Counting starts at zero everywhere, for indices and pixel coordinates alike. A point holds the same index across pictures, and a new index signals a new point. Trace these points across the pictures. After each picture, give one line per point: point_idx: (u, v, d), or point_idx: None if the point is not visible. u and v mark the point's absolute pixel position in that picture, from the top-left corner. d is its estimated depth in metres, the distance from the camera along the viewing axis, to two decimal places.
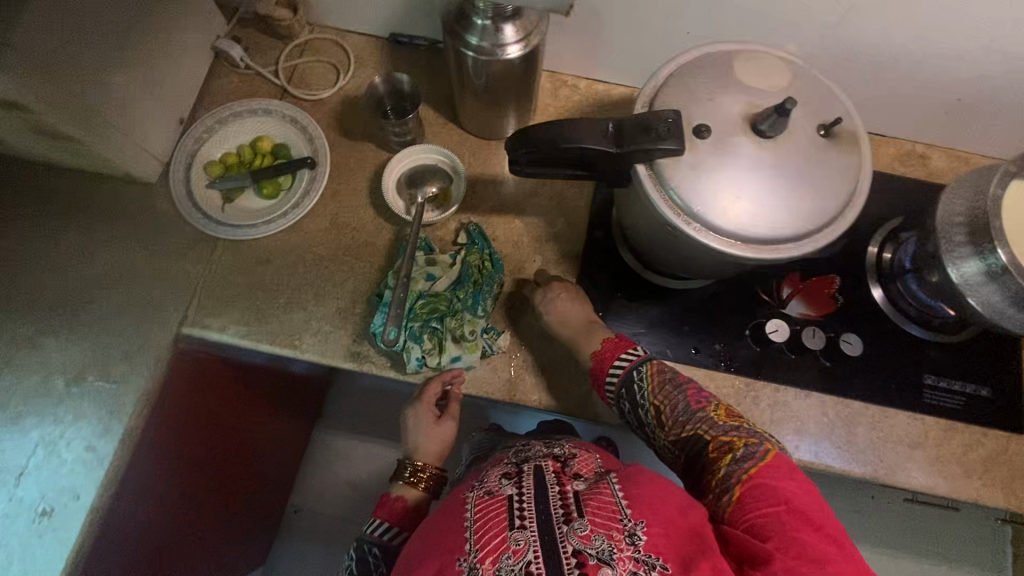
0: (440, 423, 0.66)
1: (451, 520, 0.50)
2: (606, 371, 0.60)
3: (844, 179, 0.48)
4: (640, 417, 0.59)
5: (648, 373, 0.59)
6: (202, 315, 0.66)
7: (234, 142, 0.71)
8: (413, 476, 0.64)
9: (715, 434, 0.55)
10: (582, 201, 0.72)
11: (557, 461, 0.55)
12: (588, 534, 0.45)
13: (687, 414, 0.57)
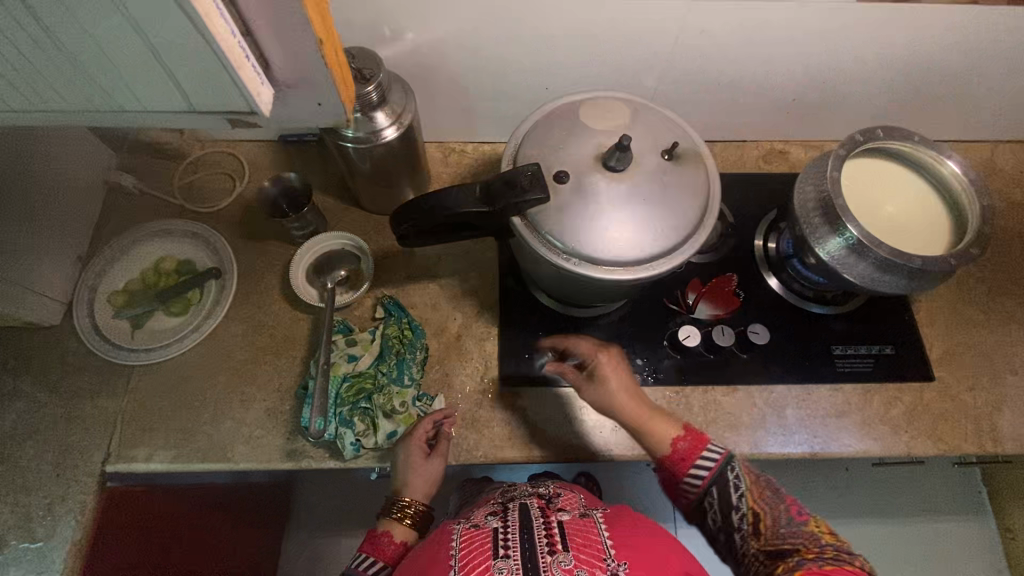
0: (428, 461, 0.62)
1: (434, 551, 0.50)
2: (688, 467, 0.58)
3: (696, 194, 0.53)
4: (731, 523, 0.54)
5: (744, 471, 0.57)
6: (126, 448, 0.64)
7: (135, 266, 0.71)
8: (400, 512, 0.61)
9: (802, 541, 0.49)
10: (490, 254, 0.76)
11: (542, 500, 0.55)
12: (572, 567, 0.45)
13: (789, 527, 0.51)
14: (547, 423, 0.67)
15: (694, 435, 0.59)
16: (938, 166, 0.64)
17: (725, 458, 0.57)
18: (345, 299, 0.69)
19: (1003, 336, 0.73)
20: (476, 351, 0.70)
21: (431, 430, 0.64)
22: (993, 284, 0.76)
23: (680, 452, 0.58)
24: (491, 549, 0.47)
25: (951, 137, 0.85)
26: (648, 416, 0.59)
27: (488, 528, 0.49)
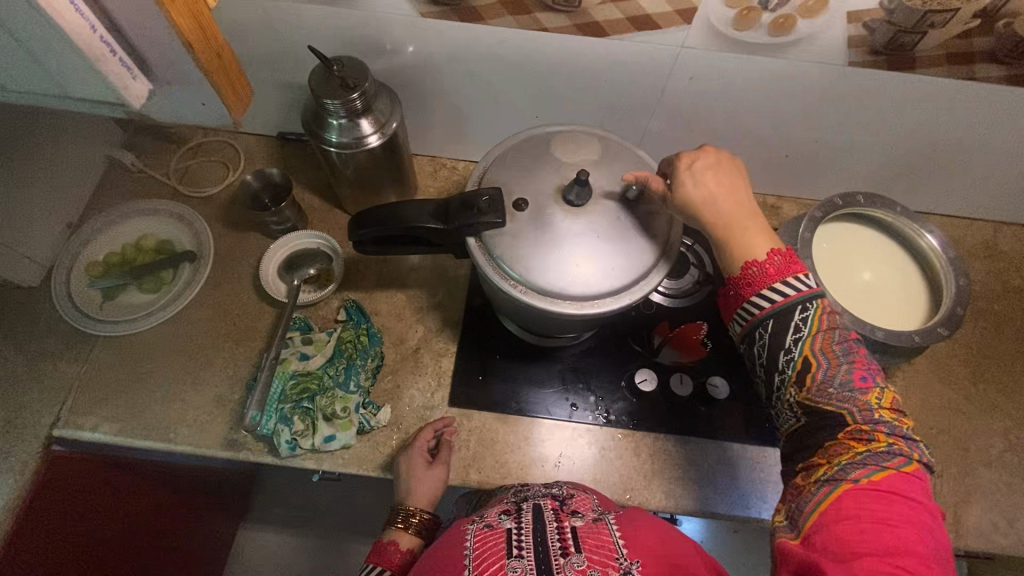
0: (431, 468, 0.62)
1: (448, 549, 0.48)
2: (756, 291, 0.50)
3: (654, 239, 0.53)
4: (779, 367, 0.49)
5: (817, 309, 0.48)
6: (76, 415, 0.65)
7: (118, 240, 0.74)
8: (404, 521, 0.59)
9: (849, 407, 0.46)
10: (462, 270, 0.76)
11: (555, 501, 0.54)
12: (585, 568, 0.43)
13: (844, 385, 0.47)
14: (490, 448, 0.66)
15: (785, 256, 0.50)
16: (917, 240, 0.63)
17: (804, 293, 0.48)
18: (309, 298, 0.70)
19: (980, 423, 0.70)
20: (431, 365, 0.70)
21: (431, 439, 0.65)
22: (976, 368, 0.73)
23: (751, 276, 0.50)
24: (506, 548, 0.45)
25: (948, 211, 0.83)
26: (731, 224, 0.52)
27: (503, 529, 0.47)
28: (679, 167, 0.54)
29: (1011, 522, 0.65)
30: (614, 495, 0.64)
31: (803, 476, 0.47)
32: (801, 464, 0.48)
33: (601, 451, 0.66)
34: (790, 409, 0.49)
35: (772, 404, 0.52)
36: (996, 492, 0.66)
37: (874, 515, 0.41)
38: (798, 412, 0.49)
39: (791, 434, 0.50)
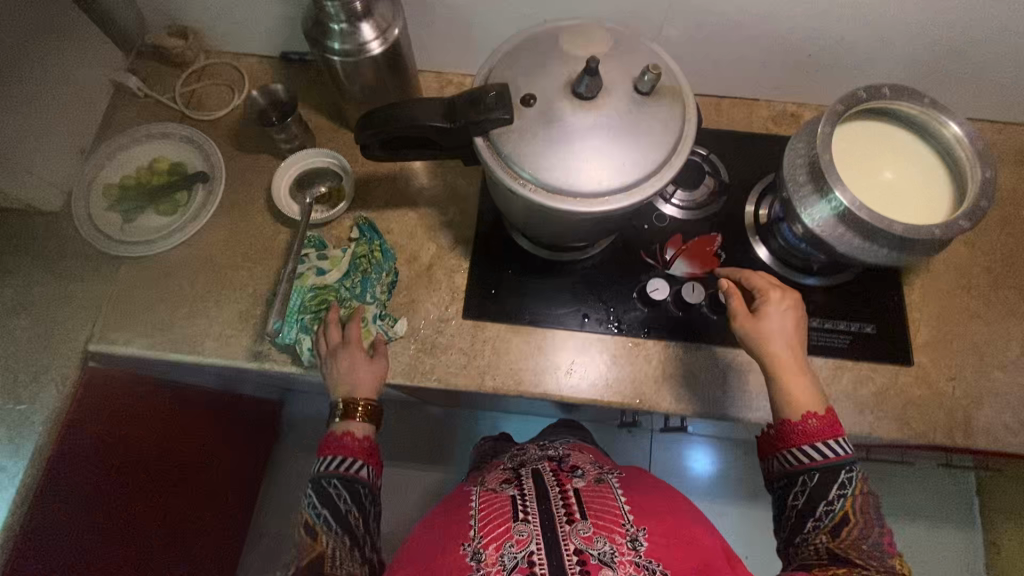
0: (372, 362, 0.63)
1: (458, 513, 0.62)
2: (808, 441, 0.55)
3: (667, 133, 0.51)
4: (820, 513, 0.54)
5: (857, 488, 0.54)
6: (109, 332, 0.68)
7: (132, 165, 0.74)
8: (347, 411, 0.62)
9: (876, 565, 0.52)
10: (472, 187, 0.75)
11: (553, 462, 0.69)
12: (590, 536, 0.55)
13: (870, 542, 0.54)
14: (504, 357, 0.68)
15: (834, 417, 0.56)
16: (940, 129, 0.60)
17: (844, 458, 0.54)
18: (322, 215, 0.71)
19: (999, 329, 0.69)
20: (444, 280, 0.71)
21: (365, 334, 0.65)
22: (998, 275, 0.71)
23: (808, 427, 0.55)
24: (510, 515, 0.58)
25: (983, 114, 0.79)
26: (792, 366, 0.57)
27: (508, 495, 0.61)
28: (768, 290, 0.60)
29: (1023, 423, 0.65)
30: (625, 398, 0.66)
31: (819, 568, 0.52)
32: (800, 563, 0.54)
33: (613, 358, 0.68)
34: (814, 551, 0.54)
35: (794, 541, 0.56)
36: (1010, 394, 0.66)
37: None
38: (822, 553, 0.53)
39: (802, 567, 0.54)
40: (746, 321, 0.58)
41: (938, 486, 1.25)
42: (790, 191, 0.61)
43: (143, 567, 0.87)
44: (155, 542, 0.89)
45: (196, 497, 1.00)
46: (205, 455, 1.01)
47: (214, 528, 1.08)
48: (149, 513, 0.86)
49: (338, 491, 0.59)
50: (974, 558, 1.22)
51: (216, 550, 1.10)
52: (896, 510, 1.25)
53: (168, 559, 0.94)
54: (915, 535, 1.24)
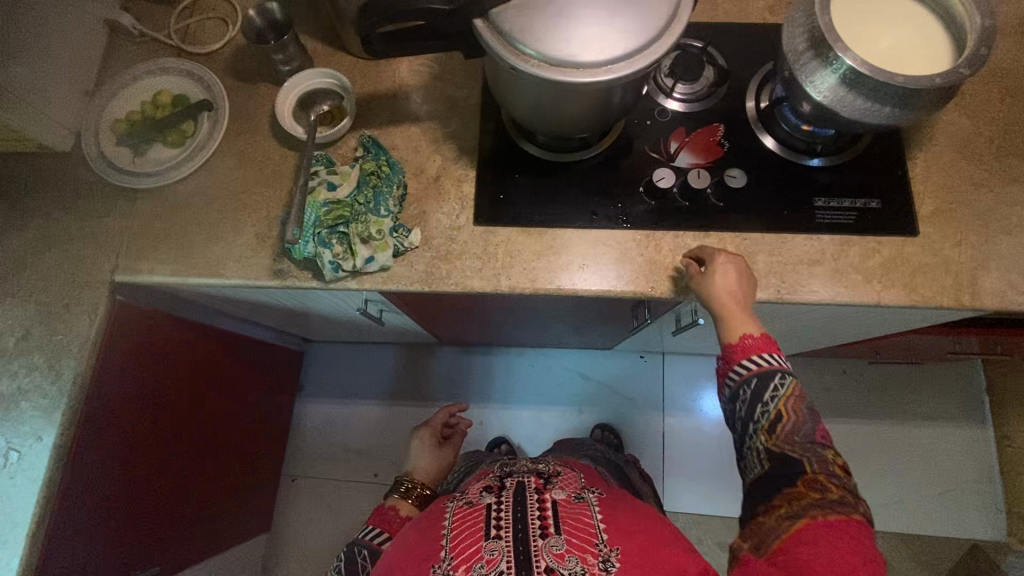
0: (441, 446, 1.06)
1: (435, 528, 0.70)
2: (745, 356, 0.57)
3: (664, 3, 0.52)
4: (754, 414, 0.57)
5: (789, 390, 0.56)
6: (131, 262, 0.70)
7: (135, 100, 0.75)
8: (405, 490, 0.94)
9: (808, 456, 0.54)
10: (472, 100, 0.76)
11: (540, 480, 0.75)
12: (562, 554, 0.61)
13: (807, 438, 0.55)
14: (517, 259, 0.69)
15: (767, 336, 0.58)
16: None
17: (779, 367, 0.56)
18: (327, 133, 0.71)
19: (1003, 195, 0.70)
20: (453, 190, 0.72)
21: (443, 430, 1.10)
22: (1001, 143, 0.72)
23: (744, 344, 0.58)
24: (483, 530, 0.65)
25: None
26: (741, 317, 0.59)
27: (485, 508, 0.69)
28: (711, 257, 0.62)
29: None
30: (637, 288, 0.68)
31: (764, 515, 0.53)
32: (761, 504, 0.54)
33: (623, 252, 0.69)
34: (757, 457, 0.56)
35: (743, 454, 0.58)
36: (1016, 256, 0.67)
37: (834, 545, 0.49)
38: (763, 460, 0.55)
39: (756, 478, 0.56)
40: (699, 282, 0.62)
41: (943, 384, 1.29)
42: (794, 68, 0.60)
43: (161, 502, 0.90)
44: (176, 479, 0.93)
45: (217, 442, 1.04)
46: (225, 392, 1.04)
47: (240, 464, 1.13)
48: (169, 451, 0.90)
49: (364, 559, 0.81)
50: (984, 450, 1.25)
51: (240, 493, 1.15)
52: (905, 411, 1.29)
53: (189, 497, 0.98)
54: (925, 434, 1.27)
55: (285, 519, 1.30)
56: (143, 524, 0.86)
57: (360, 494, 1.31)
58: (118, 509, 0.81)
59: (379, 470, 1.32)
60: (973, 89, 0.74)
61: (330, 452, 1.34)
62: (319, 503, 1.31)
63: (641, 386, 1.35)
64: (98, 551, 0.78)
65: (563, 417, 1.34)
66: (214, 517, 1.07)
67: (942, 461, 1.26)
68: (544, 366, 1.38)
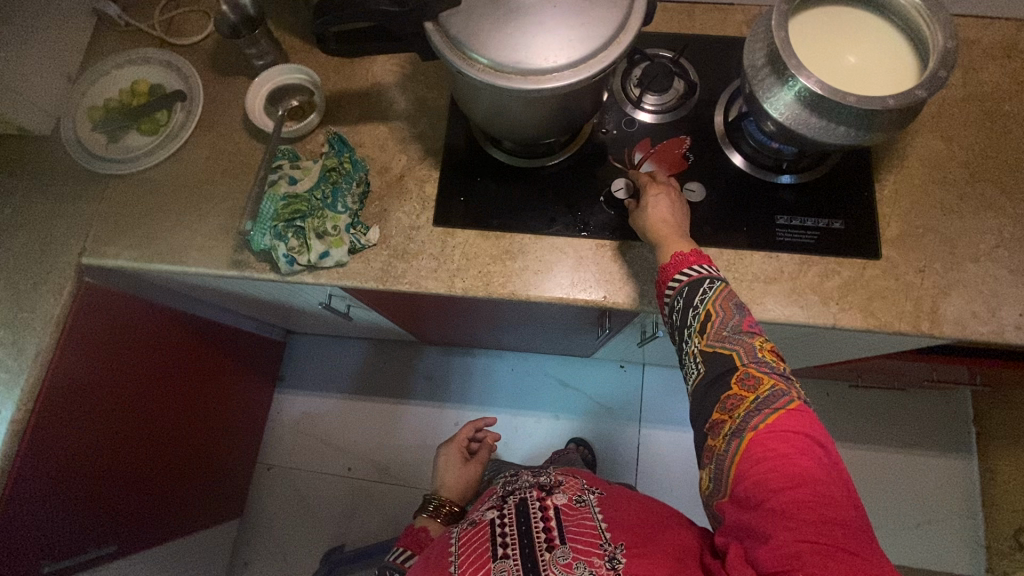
0: (467, 461, 1.06)
1: (444, 551, 0.71)
2: (678, 271, 0.59)
3: (614, 10, 0.52)
4: (687, 321, 0.58)
5: (718, 290, 0.57)
6: (98, 246, 0.71)
7: (114, 88, 0.77)
8: (434, 509, 0.97)
9: (737, 349, 0.54)
10: (442, 101, 0.76)
11: (542, 489, 0.75)
12: (571, 562, 0.62)
13: (736, 332, 0.55)
14: (474, 262, 0.70)
15: (698, 251, 0.60)
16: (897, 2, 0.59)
17: (706, 275, 0.57)
18: (293, 129, 0.73)
19: (973, 222, 0.68)
20: (415, 190, 0.72)
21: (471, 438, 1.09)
22: (975, 169, 0.70)
23: (677, 260, 0.60)
24: (490, 551, 0.66)
25: (965, 9, 0.76)
26: (672, 237, 0.61)
27: (489, 525, 0.70)
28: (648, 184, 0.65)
29: (993, 311, 0.65)
30: (590, 297, 0.68)
31: (713, 435, 0.54)
32: (707, 422, 0.55)
33: (579, 260, 0.69)
34: (694, 360, 0.57)
35: (683, 361, 0.59)
36: (980, 285, 0.66)
37: (781, 447, 0.49)
38: (698, 361, 0.56)
39: (695, 385, 0.57)
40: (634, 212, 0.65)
41: (927, 413, 1.27)
42: (754, 87, 0.59)
43: (129, 483, 0.91)
44: (145, 461, 0.94)
45: (190, 426, 1.05)
46: (203, 376, 1.05)
47: (214, 446, 1.15)
48: (139, 433, 0.91)
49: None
50: (966, 483, 1.22)
51: (214, 474, 1.17)
52: (887, 438, 1.26)
53: (159, 479, 0.99)
54: (907, 462, 1.25)
55: (260, 506, 1.32)
56: (110, 503, 0.87)
57: (334, 486, 1.32)
58: (84, 488, 0.82)
59: (354, 464, 1.33)
60: (950, 113, 0.72)
61: (308, 444, 1.35)
62: (293, 493, 1.33)
63: (620, 396, 1.34)
64: (62, 528, 0.79)
65: (538, 422, 1.34)
66: (188, 498, 1.09)
67: (923, 491, 1.23)
68: (523, 370, 1.38)
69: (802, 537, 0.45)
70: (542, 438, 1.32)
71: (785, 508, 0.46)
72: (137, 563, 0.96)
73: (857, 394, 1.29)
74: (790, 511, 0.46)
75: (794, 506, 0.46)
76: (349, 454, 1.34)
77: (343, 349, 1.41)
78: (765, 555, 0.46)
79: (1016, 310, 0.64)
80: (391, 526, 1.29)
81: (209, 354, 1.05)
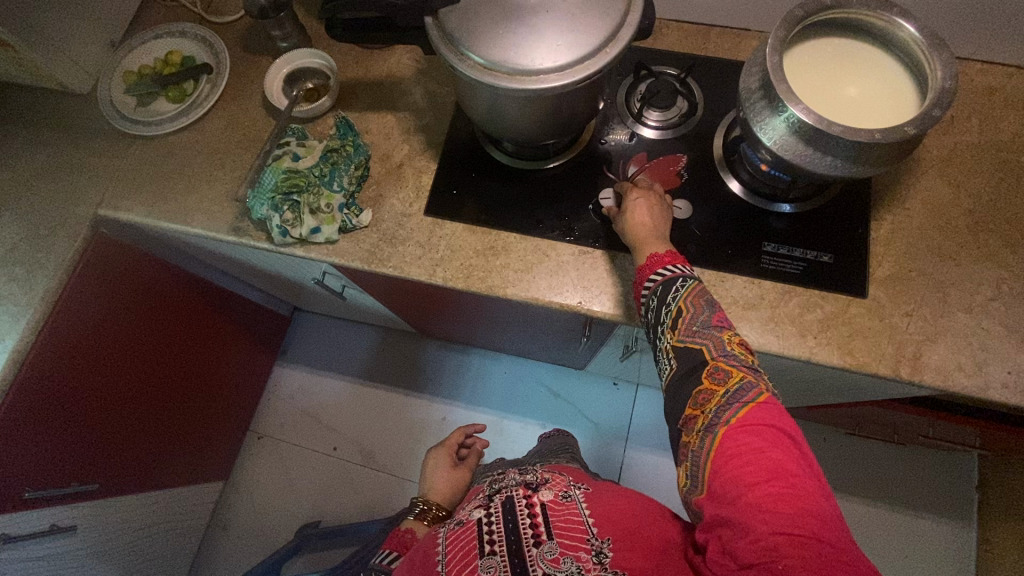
0: (457, 466, 1.06)
1: (432, 552, 0.71)
2: (652, 271, 0.59)
3: (604, 18, 0.53)
4: (660, 318, 0.57)
5: (690, 287, 0.57)
6: (115, 200, 0.76)
7: (150, 57, 0.82)
8: (422, 511, 0.97)
9: (706, 343, 0.54)
10: (450, 98, 0.79)
11: (528, 487, 0.75)
12: (558, 558, 0.61)
13: (705, 327, 0.55)
14: (458, 254, 0.71)
15: (674, 251, 0.61)
16: (898, 35, 0.59)
17: (679, 274, 0.58)
18: (305, 109, 0.76)
19: (970, 271, 0.65)
20: (412, 179, 0.75)
21: (462, 443, 1.11)
22: (980, 218, 0.68)
23: (653, 260, 0.60)
24: (478, 549, 0.66)
25: (990, 55, 0.74)
26: (649, 238, 0.61)
27: (476, 525, 0.69)
28: (628, 189, 0.66)
29: (979, 365, 0.62)
30: (567, 301, 0.68)
31: (688, 432, 0.52)
32: (682, 420, 0.54)
33: (561, 264, 0.70)
34: (667, 356, 0.56)
35: (658, 357, 0.59)
36: (970, 336, 0.63)
37: (752, 446, 0.47)
38: (671, 357, 0.56)
39: (669, 381, 0.56)
40: (616, 216, 0.65)
41: (929, 473, 1.21)
42: (748, 113, 0.59)
43: (119, 428, 0.96)
44: (138, 410, 0.99)
45: (186, 384, 1.10)
46: (202, 338, 1.09)
47: (206, 407, 1.19)
48: (134, 383, 0.95)
49: None
50: (963, 552, 1.16)
51: (203, 434, 1.21)
52: (882, 493, 1.21)
53: (149, 429, 1.04)
54: (900, 521, 1.19)
55: (247, 473, 1.36)
56: (96, 444, 0.92)
57: (319, 464, 1.35)
58: (74, 425, 0.86)
59: (339, 444, 1.36)
60: (961, 158, 0.70)
61: (299, 418, 1.39)
62: (280, 465, 1.36)
63: (610, 413, 1.33)
64: (49, 460, 0.83)
65: (524, 428, 1.33)
66: (174, 453, 1.13)
67: (915, 554, 1.17)
68: (516, 374, 1.38)
69: (780, 530, 0.44)
70: (525, 445, 1.31)
71: (761, 503, 0.45)
72: (117, 507, 1.00)
73: (856, 444, 1.24)
74: (766, 504, 0.45)
75: (770, 500, 0.45)
76: (338, 434, 1.37)
77: (347, 332, 1.44)
78: (743, 548, 0.45)
79: (1005, 367, 0.62)
80: (368, 510, 1.30)
81: (210, 319, 1.10)
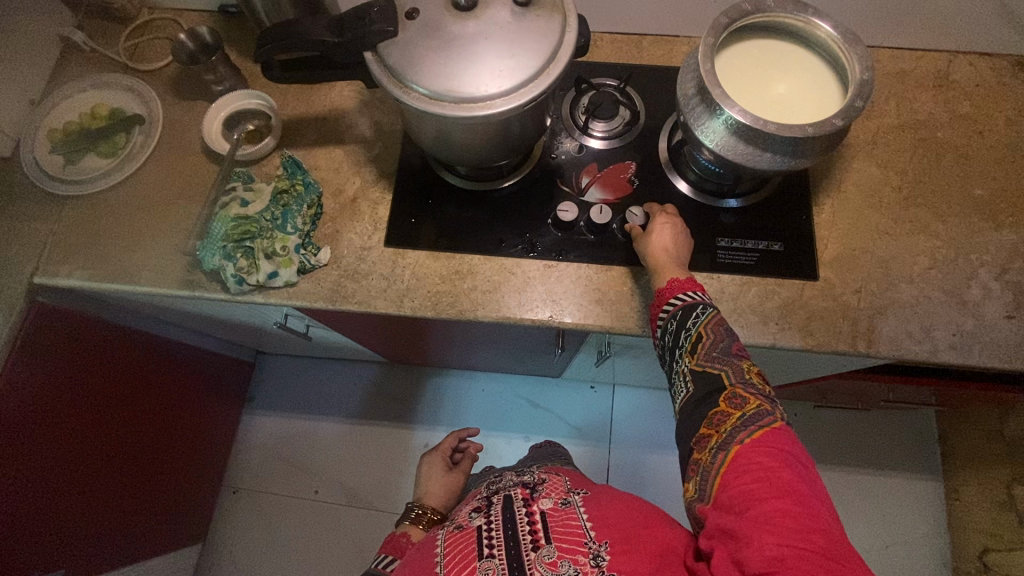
0: (450, 471, 1.03)
1: (430, 556, 0.69)
2: (671, 296, 0.61)
3: (542, 40, 0.54)
4: (679, 341, 0.59)
5: (709, 316, 0.58)
6: (51, 265, 0.72)
7: (75, 112, 0.79)
8: (416, 516, 0.93)
9: (725, 369, 0.56)
10: (397, 125, 0.78)
11: (527, 491, 0.74)
12: (556, 560, 0.61)
13: (723, 354, 0.56)
14: (423, 281, 0.71)
15: (691, 279, 0.62)
16: (814, 32, 0.62)
17: (696, 303, 0.59)
18: (248, 151, 0.75)
19: (907, 244, 0.70)
20: (368, 212, 0.74)
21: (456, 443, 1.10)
22: (909, 193, 0.72)
23: (670, 287, 0.61)
24: (477, 551, 0.65)
25: (898, 43, 0.80)
26: (668, 263, 0.63)
27: (475, 529, 0.68)
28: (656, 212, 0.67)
29: (927, 331, 0.66)
30: (537, 316, 0.69)
31: (699, 449, 0.54)
32: (695, 439, 0.55)
33: (527, 279, 0.70)
34: (684, 379, 0.58)
35: (672, 381, 0.60)
36: (914, 306, 0.67)
37: (762, 465, 0.49)
38: (688, 379, 0.57)
39: (683, 402, 0.57)
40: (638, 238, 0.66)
41: (895, 431, 1.28)
42: (687, 118, 0.61)
43: (77, 508, 0.89)
44: (98, 484, 0.92)
45: (149, 449, 1.04)
46: (164, 399, 1.05)
47: (176, 469, 1.14)
48: (96, 455, 0.90)
49: None
50: (933, 502, 1.23)
51: (175, 498, 1.15)
52: (855, 457, 1.27)
53: (113, 503, 0.97)
54: (874, 482, 1.25)
55: (226, 531, 1.30)
56: (55, 527, 0.85)
57: (301, 511, 1.30)
58: (28, 513, 0.80)
59: (320, 487, 1.32)
60: (886, 140, 0.75)
61: (276, 466, 1.34)
62: (259, 517, 1.30)
63: (590, 414, 1.34)
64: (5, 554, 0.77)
65: (509, 443, 1.32)
66: (145, 522, 1.07)
67: (890, 511, 1.23)
68: (494, 390, 1.38)
69: (787, 542, 0.45)
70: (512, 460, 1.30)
71: (769, 516, 0.46)
72: None
73: (824, 413, 1.30)
74: (773, 518, 0.46)
75: (778, 515, 0.46)
76: (318, 476, 1.32)
77: (316, 369, 1.41)
78: (750, 558, 0.45)
79: (949, 331, 0.66)
80: (356, 549, 1.27)
81: (171, 378, 1.05)
